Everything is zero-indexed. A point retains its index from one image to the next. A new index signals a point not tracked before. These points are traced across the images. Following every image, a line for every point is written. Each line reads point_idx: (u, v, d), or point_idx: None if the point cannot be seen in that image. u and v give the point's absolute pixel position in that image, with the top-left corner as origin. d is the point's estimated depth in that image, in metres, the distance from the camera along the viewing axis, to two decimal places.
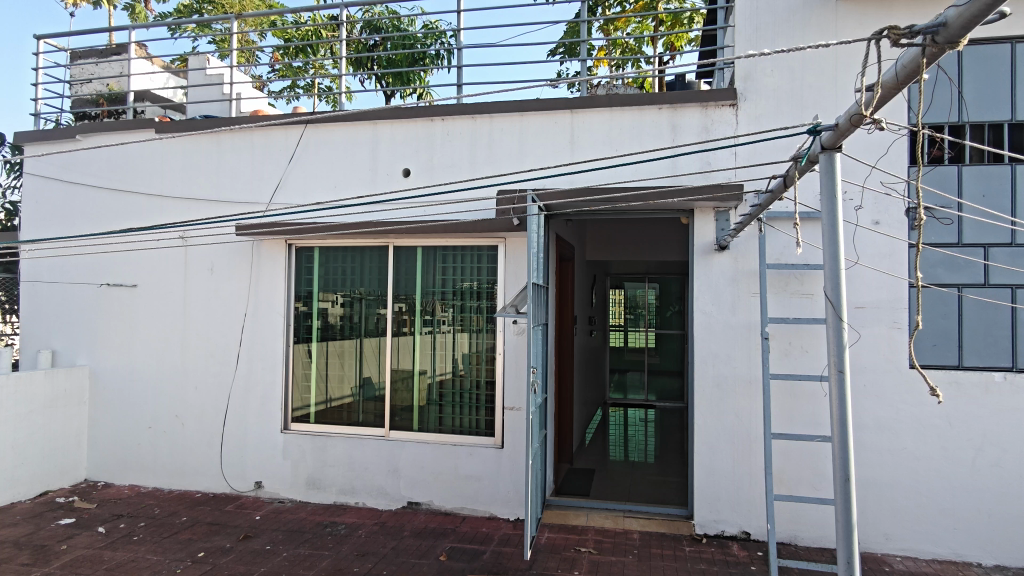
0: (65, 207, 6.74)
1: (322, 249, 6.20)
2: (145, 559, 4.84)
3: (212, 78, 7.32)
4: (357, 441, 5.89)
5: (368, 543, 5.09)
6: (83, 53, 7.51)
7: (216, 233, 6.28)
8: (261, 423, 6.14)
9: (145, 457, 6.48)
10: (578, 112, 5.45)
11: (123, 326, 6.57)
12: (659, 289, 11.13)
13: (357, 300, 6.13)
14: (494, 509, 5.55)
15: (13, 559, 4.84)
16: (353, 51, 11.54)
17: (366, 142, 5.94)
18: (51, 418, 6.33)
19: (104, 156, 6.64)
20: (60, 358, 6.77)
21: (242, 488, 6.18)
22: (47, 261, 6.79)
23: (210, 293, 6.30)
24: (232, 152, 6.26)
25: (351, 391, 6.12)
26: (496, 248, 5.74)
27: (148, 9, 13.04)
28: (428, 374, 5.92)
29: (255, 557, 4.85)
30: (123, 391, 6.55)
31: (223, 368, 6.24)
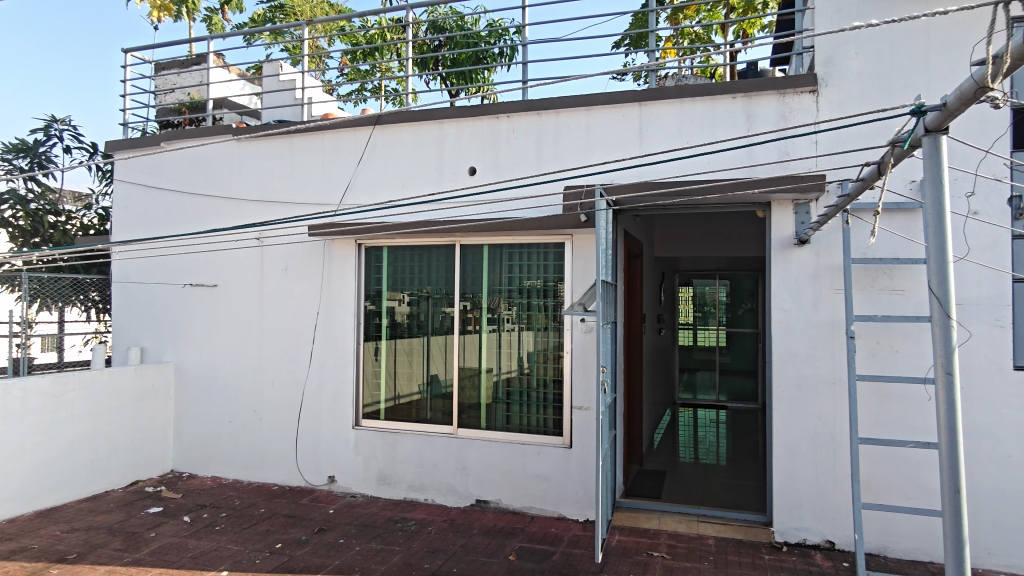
0: (151, 211, 7.09)
1: (390, 248, 6.28)
2: (227, 548, 5.03)
3: (284, 84, 7.55)
4: (426, 438, 5.95)
5: (437, 540, 5.12)
6: (167, 65, 7.87)
7: (291, 234, 6.47)
8: (333, 420, 6.28)
9: (225, 450, 6.75)
10: (647, 104, 5.31)
11: (205, 325, 6.85)
12: (730, 286, 10.79)
13: (424, 299, 6.18)
14: (563, 509, 5.49)
15: (108, 545, 5.12)
16: (417, 53, 11.71)
17: (433, 141, 5.97)
18: (140, 411, 6.69)
19: (185, 162, 6.94)
20: (148, 355, 7.14)
21: (316, 483, 6.35)
22: (136, 263, 7.17)
23: (285, 292, 6.49)
24: (305, 154, 6.43)
25: (419, 388, 6.17)
26: (563, 245, 5.66)
27: (225, 19, 13.62)
28: (494, 372, 5.91)
29: (329, 550, 4.96)
30: (205, 386, 6.84)
31: (297, 365, 6.43)
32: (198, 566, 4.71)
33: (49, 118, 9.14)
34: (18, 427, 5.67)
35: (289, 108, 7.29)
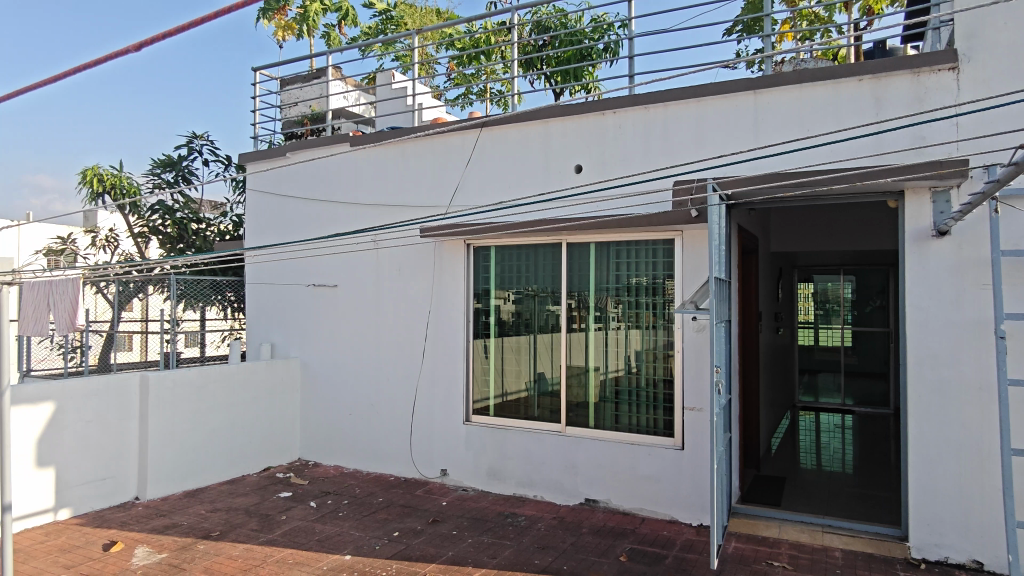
0: (279, 217, 7.64)
1: (498, 248, 6.37)
2: (349, 534, 5.32)
3: (397, 92, 7.87)
4: (535, 434, 6.01)
5: (547, 536, 5.15)
6: (291, 80, 8.42)
7: (404, 236, 6.75)
8: (445, 415, 6.49)
9: (346, 441, 7.15)
10: (762, 92, 5.07)
11: (327, 323, 7.29)
12: (856, 282, 10.10)
13: (530, 297, 6.22)
14: (675, 513, 5.36)
15: (246, 525, 5.57)
16: (522, 53, 11.84)
17: (539, 140, 6.02)
18: (270, 403, 7.22)
19: (308, 170, 7.42)
20: (278, 350, 7.69)
21: (430, 475, 6.59)
22: (265, 265, 7.74)
23: (400, 291, 6.79)
24: (417, 159, 6.67)
25: (527, 385, 6.22)
26: (673, 241, 5.52)
27: (342, 33, 14.39)
28: (601, 371, 5.86)
29: (443, 541, 5.13)
30: (329, 380, 7.28)
31: (411, 362, 6.69)
32: (324, 549, 5.03)
33: (190, 135, 10.08)
34: (168, 416, 6.30)
35: (401, 115, 7.60)
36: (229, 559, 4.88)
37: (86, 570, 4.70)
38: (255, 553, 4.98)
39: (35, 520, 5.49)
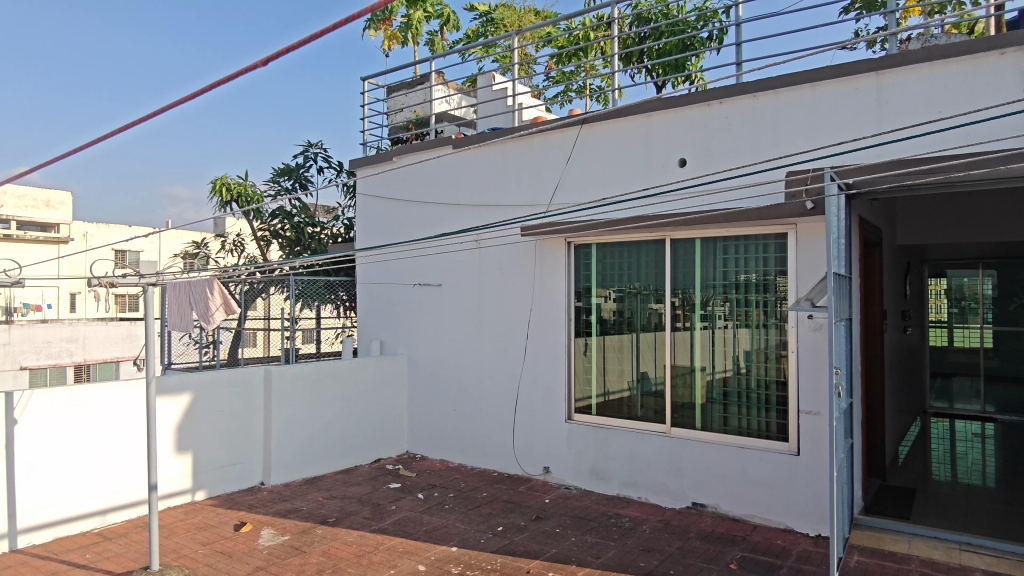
0: (387, 219, 7.96)
1: (599, 245, 6.29)
2: (455, 526, 5.46)
3: (497, 93, 7.96)
4: (639, 435, 5.91)
5: (653, 539, 5.05)
6: (397, 87, 8.77)
7: (505, 235, 6.83)
8: (548, 413, 6.52)
9: (451, 436, 7.35)
10: (885, 72, 4.70)
11: (431, 321, 7.52)
12: (998, 277, 9.18)
13: (632, 295, 6.11)
14: (791, 521, 5.10)
15: (359, 512, 5.86)
16: (623, 47, 11.70)
17: (640, 135, 5.90)
18: (379, 397, 7.55)
19: (413, 173, 7.68)
20: (386, 347, 8.02)
21: (533, 472, 6.64)
22: (375, 266, 8.09)
23: (501, 290, 6.88)
24: (517, 159, 6.73)
25: (630, 385, 6.11)
26: (786, 235, 5.23)
27: (443, 39, 14.80)
28: (708, 371, 5.65)
29: (546, 538, 5.15)
30: (434, 377, 7.51)
31: (513, 359, 6.77)
32: (432, 540, 5.18)
33: (306, 144, 10.71)
34: (288, 407, 6.72)
35: (502, 116, 7.68)
36: (344, 544, 5.14)
37: (220, 547, 5.11)
38: (368, 540, 5.22)
39: (175, 500, 6.02)
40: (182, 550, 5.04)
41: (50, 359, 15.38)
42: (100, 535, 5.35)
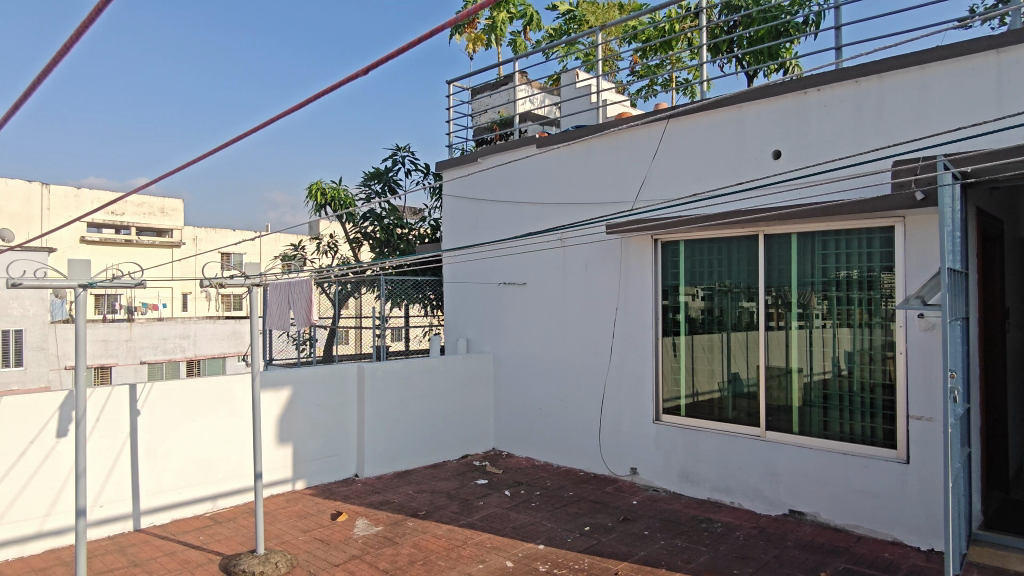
0: (472, 220, 8.08)
1: (688, 242, 6.13)
2: (542, 524, 5.48)
3: (581, 90, 7.92)
4: (732, 438, 5.71)
5: (746, 546, 4.87)
6: (481, 89, 8.92)
7: (591, 233, 6.77)
8: (635, 412, 6.42)
9: (537, 434, 7.38)
10: (1007, 50, 4.31)
11: (516, 320, 7.58)
12: None
13: (723, 293, 5.91)
14: (899, 534, 4.78)
15: (448, 507, 5.99)
16: (711, 37, 11.37)
17: (731, 127, 5.70)
18: (466, 394, 7.70)
19: (498, 173, 7.77)
20: (472, 346, 8.15)
21: (620, 473, 6.57)
22: (461, 266, 8.23)
23: (587, 288, 6.84)
24: (602, 156, 6.68)
25: (720, 386, 5.92)
26: (893, 228, 4.90)
27: (527, 39, 14.85)
28: (806, 373, 5.39)
29: (635, 540, 5.08)
30: (520, 375, 7.57)
31: (599, 358, 6.71)
32: (519, 537, 5.23)
33: (394, 148, 11.06)
34: (379, 402, 6.97)
35: (586, 113, 7.64)
36: (435, 537, 5.27)
37: (319, 534, 5.36)
38: (457, 534, 5.33)
39: (278, 489, 6.37)
40: (285, 536, 5.33)
41: (166, 354, 16.77)
42: (212, 518, 5.75)
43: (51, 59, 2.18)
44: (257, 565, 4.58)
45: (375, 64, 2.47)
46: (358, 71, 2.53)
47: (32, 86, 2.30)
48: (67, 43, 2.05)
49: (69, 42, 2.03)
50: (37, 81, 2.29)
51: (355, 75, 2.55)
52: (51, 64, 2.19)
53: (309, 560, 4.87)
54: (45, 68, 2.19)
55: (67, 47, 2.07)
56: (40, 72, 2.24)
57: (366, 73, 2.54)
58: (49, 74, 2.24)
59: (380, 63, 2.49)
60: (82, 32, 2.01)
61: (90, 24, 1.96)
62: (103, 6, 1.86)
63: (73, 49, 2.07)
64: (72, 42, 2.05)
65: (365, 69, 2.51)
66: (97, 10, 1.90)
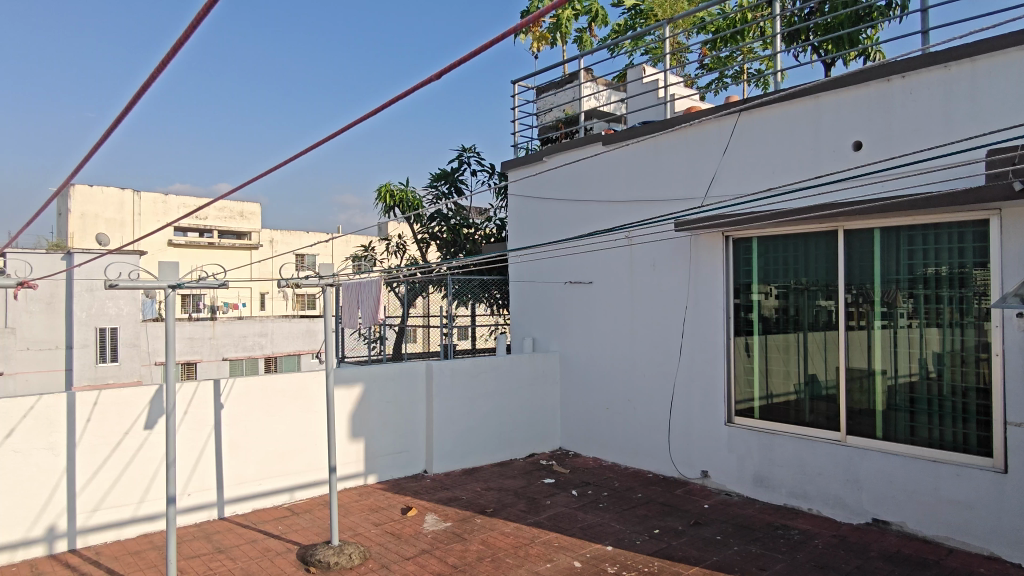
0: (539, 220, 8.09)
1: (761, 239, 5.94)
2: (611, 526, 5.43)
3: (648, 85, 7.79)
4: (809, 442, 5.49)
5: (826, 555, 4.67)
6: (546, 87, 8.91)
7: (659, 231, 6.65)
8: (706, 414, 6.27)
9: (604, 434, 7.32)
10: None
11: (583, 319, 7.54)
12: None
13: (799, 292, 5.69)
14: (996, 549, 4.46)
15: (516, 505, 6.01)
16: (786, 25, 10.94)
17: (808, 119, 5.48)
18: (532, 393, 7.72)
19: (564, 173, 7.75)
20: (538, 344, 8.16)
21: (690, 476, 6.43)
22: (528, 265, 8.26)
23: (655, 287, 6.72)
24: (670, 152, 6.55)
25: (797, 388, 5.70)
26: (988, 221, 4.58)
27: (592, 35, 14.71)
28: (890, 375, 5.12)
29: (707, 545, 4.96)
30: (587, 375, 7.52)
31: (668, 359, 6.59)
32: (587, 537, 5.19)
33: (460, 150, 11.18)
34: (448, 400, 7.08)
35: (653, 109, 7.50)
36: (503, 535, 5.31)
37: (390, 528, 5.50)
38: (525, 532, 5.35)
39: (351, 482, 6.57)
40: (358, 529, 5.49)
41: (246, 350, 17.54)
42: (290, 509, 5.99)
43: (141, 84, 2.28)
44: (332, 556, 4.73)
45: (448, 67, 2.46)
46: (431, 76, 2.52)
47: (128, 106, 2.40)
48: (160, 62, 2.12)
49: (161, 63, 2.11)
50: (134, 102, 2.40)
51: (428, 79, 2.54)
52: (145, 82, 2.28)
53: (381, 552, 4.99)
54: (137, 93, 2.30)
55: (161, 67, 2.14)
56: (134, 94, 2.35)
57: (437, 77, 2.52)
58: (141, 97, 2.35)
59: (452, 66, 2.46)
60: (173, 53, 2.09)
61: (180, 47, 2.05)
62: (195, 26, 1.93)
63: (167, 67, 2.14)
64: (164, 63, 2.13)
65: (438, 73, 2.50)
66: (190, 28, 1.95)
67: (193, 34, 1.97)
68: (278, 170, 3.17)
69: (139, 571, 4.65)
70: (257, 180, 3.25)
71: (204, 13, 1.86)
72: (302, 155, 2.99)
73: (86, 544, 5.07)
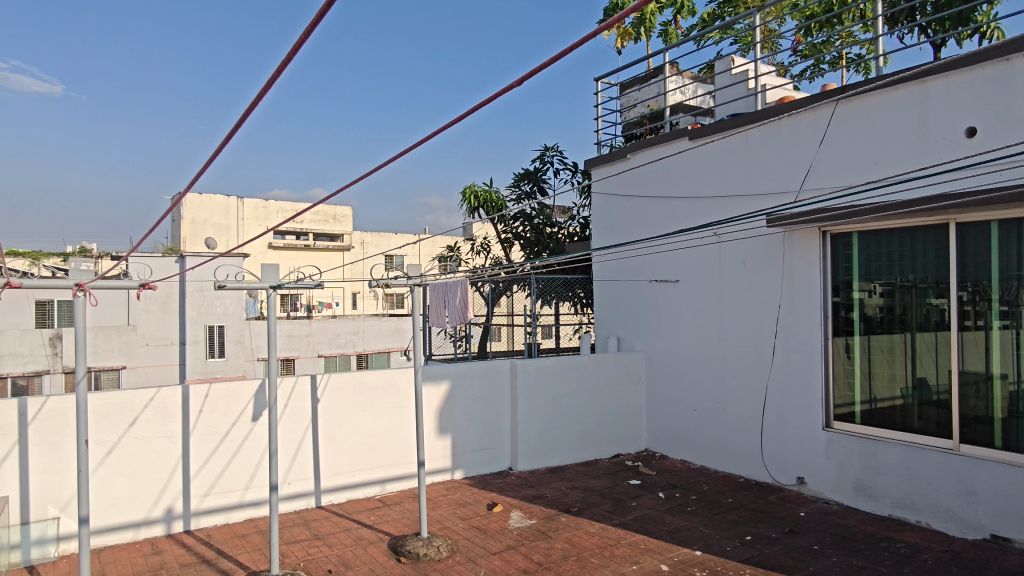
0: (624, 217, 7.99)
1: (862, 233, 5.61)
2: (699, 530, 5.29)
3: (737, 76, 7.52)
4: (916, 449, 5.14)
5: (936, 572, 4.36)
6: (630, 83, 8.78)
7: (751, 226, 6.41)
8: (802, 418, 6.00)
9: (692, 436, 7.15)
10: None
11: (670, 318, 7.39)
12: None
13: (906, 289, 5.34)
14: None
15: (601, 505, 5.98)
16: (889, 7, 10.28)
17: (914, 105, 5.13)
18: (618, 393, 7.64)
19: (649, 170, 7.62)
20: (624, 344, 8.06)
21: (785, 482, 6.18)
22: (612, 263, 8.17)
23: (746, 285, 6.49)
24: (761, 145, 6.31)
25: (903, 392, 5.37)
26: None
27: (678, 27, 14.34)
28: (1012, 380, 4.70)
29: (803, 554, 4.74)
30: (674, 375, 7.37)
31: (761, 360, 6.35)
32: (675, 541, 5.09)
33: (544, 148, 11.19)
34: (533, 398, 7.14)
35: (742, 101, 7.23)
36: (588, 534, 5.29)
37: (476, 523, 5.60)
38: (611, 533, 5.31)
39: (439, 477, 6.74)
40: (446, 523, 5.63)
41: (339, 348, 18.34)
42: (381, 501, 6.23)
43: (246, 108, 2.44)
44: (421, 547, 4.87)
45: (529, 73, 2.43)
46: (513, 81, 2.50)
47: (233, 127, 2.52)
48: (260, 91, 2.26)
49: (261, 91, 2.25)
50: (239, 122, 2.53)
51: (511, 85, 2.52)
52: (246, 110, 2.41)
53: (468, 546, 5.10)
54: (241, 118, 2.46)
55: (263, 90, 2.27)
56: (237, 119, 2.50)
57: (520, 81, 2.50)
58: (244, 121, 2.50)
59: (535, 70, 2.43)
60: (273, 79, 2.22)
61: (279, 73, 2.17)
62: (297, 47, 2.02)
63: (265, 95, 2.29)
64: (265, 90, 2.27)
65: (520, 78, 2.47)
66: (287, 56, 2.07)
67: (297, 53, 2.05)
68: (365, 179, 3.36)
69: (245, 553, 4.97)
70: (347, 188, 3.46)
71: (303, 37, 1.96)
72: (392, 162, 3.14)
73: (198, 525, 5.47)
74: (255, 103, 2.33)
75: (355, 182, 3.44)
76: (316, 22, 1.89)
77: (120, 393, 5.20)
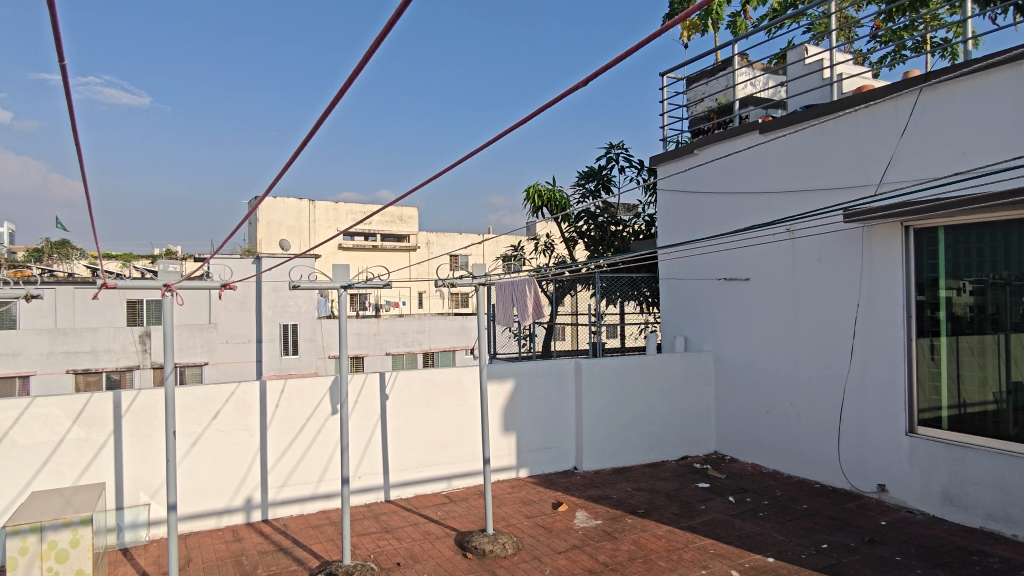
0: (690, 215, 7.82)
1: (950, 228, 5.28)
2: (772, 536, 5.12)
3: (811, 66, 7.23)
4: (1010, 458, 4.81)
5: None
6: (697, 77, 8.56)
7: (826, 222, 6.15)
8: (882, 423, 5.72)
9: (764, 439, 6.93)
10: None
11: (739, 317, 7.18)
12: None
13: (999, 286, 5.03)
14: None
15: (668, 508, 5.87)
16: None
17: (1007, 91, 4.81)
18: (685, 393, 7.49)
19: (718, 165, 7.44)
20: (691, 344, 7.89)
21: (865, 489, 5.91)
22: (679, 261, 8.00)
23: (821, 283, 6.23)
24: (838, 137, 6.06)
25: (997, 397, 5.07)
26: None
27: (747, 17, 13.89)
28: None
29: (884, 565, 4.52)
30: (744, 376, 7.16)
31: (838, 361, 6.09)
32: (746, 546, 4.94)
33: (608, 146, 11.09)
34: (598, 398, 7.09)
35: (816, 91, 6.94)
36: (655, 536, 5.21)
37: (541, 522, 5.60)
38: (678, 536, 5.21)
39: (504, 475, 6.80)
40: (511, 520, 5.66)
41: (406, 346, 18.74)
42: (448, 497, 6.33)
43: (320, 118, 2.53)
44: (487, 543, 4.92)
45: (595, 73, 2.45)
46: (577, 82, 2.51)
47: (308, 136, 2.62)
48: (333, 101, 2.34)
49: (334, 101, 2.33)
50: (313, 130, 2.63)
51: (576, 85, 2.53)
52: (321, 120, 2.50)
53: (533, 544, 5.12)
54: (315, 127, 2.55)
55: (337, 99, 2.36)
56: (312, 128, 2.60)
57: (584, 82, 2.50)
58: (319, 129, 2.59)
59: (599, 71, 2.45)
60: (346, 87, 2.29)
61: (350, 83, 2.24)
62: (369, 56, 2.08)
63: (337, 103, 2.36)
64: (338, 99, 2.35)
65: (585, 79, 2.48)
66: (359, 66, 2.14)
67: (368, 63, 2.11)
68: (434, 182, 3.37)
69: (319, 543, 5.16)
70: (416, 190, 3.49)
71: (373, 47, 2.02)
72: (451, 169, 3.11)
73: (275, 515, 5.72)
74: (327, 112, 2.41)
75: (425, 184, 3.47)
76: (387, 32, 1.95)
77: (204, 388, 5.47)
